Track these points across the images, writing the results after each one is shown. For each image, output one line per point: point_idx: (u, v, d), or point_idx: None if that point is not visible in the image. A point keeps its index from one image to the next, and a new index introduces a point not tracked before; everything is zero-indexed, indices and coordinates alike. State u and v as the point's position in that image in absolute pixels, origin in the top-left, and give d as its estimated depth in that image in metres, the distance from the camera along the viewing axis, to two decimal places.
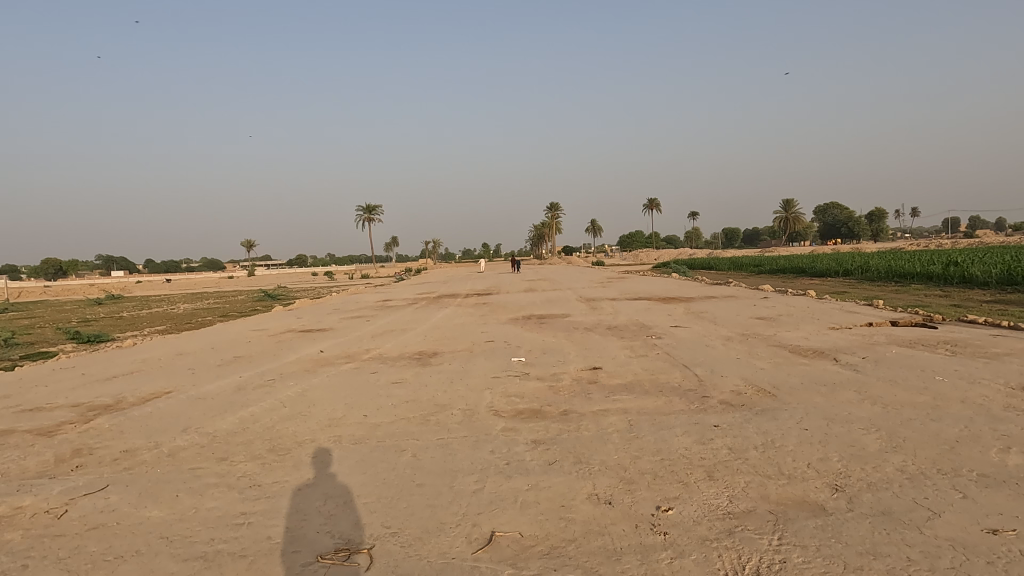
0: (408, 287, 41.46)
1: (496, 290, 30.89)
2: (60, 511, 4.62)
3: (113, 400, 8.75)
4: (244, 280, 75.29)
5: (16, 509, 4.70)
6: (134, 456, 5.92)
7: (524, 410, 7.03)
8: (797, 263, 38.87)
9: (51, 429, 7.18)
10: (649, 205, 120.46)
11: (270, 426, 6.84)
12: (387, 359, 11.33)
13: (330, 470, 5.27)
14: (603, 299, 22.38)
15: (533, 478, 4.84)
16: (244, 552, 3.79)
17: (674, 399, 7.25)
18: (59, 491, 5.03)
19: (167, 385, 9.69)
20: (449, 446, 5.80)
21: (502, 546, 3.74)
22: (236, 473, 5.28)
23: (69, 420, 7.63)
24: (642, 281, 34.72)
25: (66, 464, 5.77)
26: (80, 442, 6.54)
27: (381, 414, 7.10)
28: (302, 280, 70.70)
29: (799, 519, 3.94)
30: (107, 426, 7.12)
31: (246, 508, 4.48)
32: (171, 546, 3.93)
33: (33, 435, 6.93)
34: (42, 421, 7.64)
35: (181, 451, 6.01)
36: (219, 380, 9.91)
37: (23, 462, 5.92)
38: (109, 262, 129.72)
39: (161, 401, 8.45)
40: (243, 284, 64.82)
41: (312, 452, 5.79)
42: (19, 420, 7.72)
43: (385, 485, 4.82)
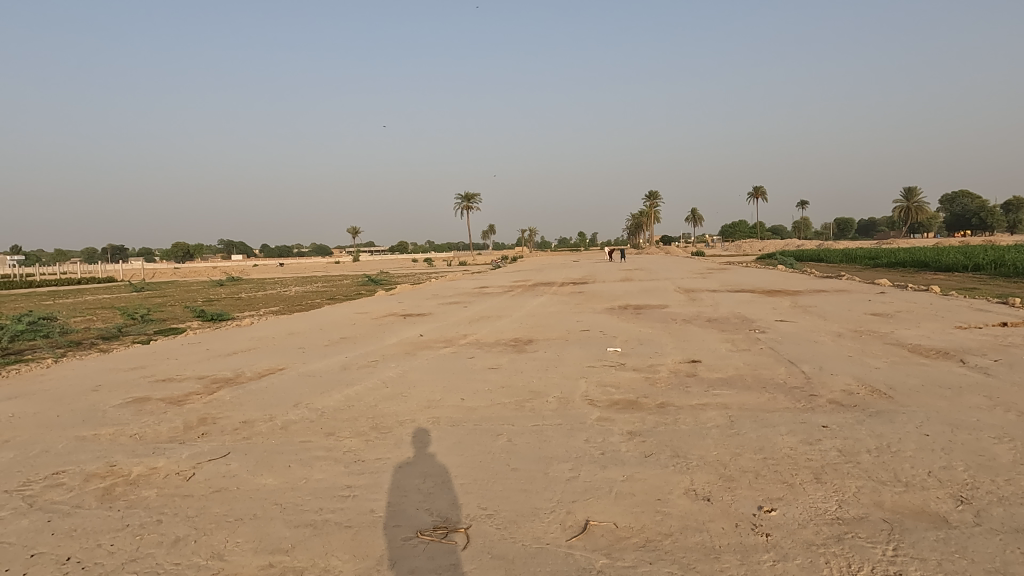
0: (504, 273, 42.06)
1: (590, 279, 30.67)
2: (189, 473, 5.05)
3: (233, 374, 9.45)
4: (348, 265, 78.96)
5: (152, 469, 5.17)
6: (251, 427, 6.36)
7: (619, 400, 6.96)
8: (920, 256, 36.00)
9: (180, 398, 7.86)
10: (754, 193, 114.52)
11: (374, 404, 7.16)
12: (483, 344, 11.55)
13: (429, 450, 5.44)
14: (702, 291, 21.73)
15: (628, 470, 4.78)
16: (349, 523, 3.99)
17: (778, 396, 6.94)
18: (188, 455, 5.48)
19: (280, 362, 10.34)
20: (543, 432, 5.83)
21: (596, 535, 3.73)
22: (342, 448, 5.56)
23: (195, 390, 8.32)
24: (745, 271, 33.31)
25: (193, 431, 6.30)
26: (205, 411, 7.10)
27: (478, 398, 7.25)
28: (405, 266, 73.23)
29: (917, 530, 3.67)
30: (227, 398, 7.70)
31: (351, 482, 4.71)
32: (284, 512, 4.21)
33: (166, 402, 7.62)
34: (173, 390, 8.38)
35: (293, 424, 6.40)
36: (327, 359, 10.47)
37: (157, 427, 6.50)
38: (230, 246, 139.66)
39: (274, 377, 9.04)
40: (350, 270, 68.01)
41: (411, 432, 5.99)
42: (153, 389, 8.51)
43: (480, 467, 4.92)
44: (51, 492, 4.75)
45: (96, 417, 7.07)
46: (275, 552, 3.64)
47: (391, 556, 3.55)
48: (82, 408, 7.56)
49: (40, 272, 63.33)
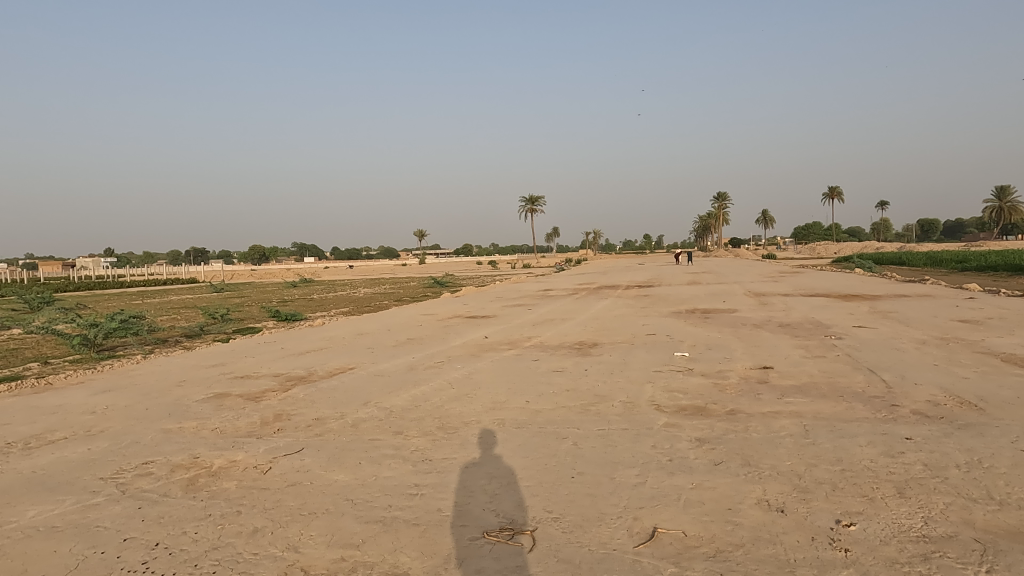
0: (568, 276, 42.01)
1: (656, 282, 30.20)
2: (266, 467, 5.26)
3: (307, 372, 9.79)
4: (415, 268, 80.54)
5: (232, 462, 5.42)
6: (323, 424, 6.57)
7: (687, 406, 6.82)
8: (1015, 259, 33.68)
9: (258, 395, 8.21)
10: (829, 194, 110.06)
11: (440, 404, 7.27)
12: (548, 346, 11.55)
13: (495, 451, 5.48)
14: (774, 295, 21.00)
15: (697, 477, 4.68)
16: (417, 520, 4.07)
17: (856, 405, 6.64)
18: (265, 450, 5.71)
19: (350, 362, 10.65)
20: (609, 437, 5.77)
21: (665, 543, 3.66)
22: (410, 446, 5.67)
23: (271, 387, 8.67)
24: (819, 275, 32.03)
25: (270, 426, 6.56)
26: (280, 408, 7.39)
27: (542, 401, 7.25)
28: (469, 268, 74.10)
29: (1013, 552, 3.44)
30: (301, 396, 7.98)
31: (418, 480, 4.79)
32: (355, 507, 4.32)
33: (245, 398, 7.97)
34: (251, 387, 8.76)
35: (362, 422, 6.58)
36: (394, 359, 10.71)
37: (237, 421, 6.81)
38: (302, 249, 144.94)
39: (345, 376, 9.32)
40: (416, 272, 69.30)
41: (477, 433, 6.05)
42: (233, 385, 8.92)
43: (546, 470, 4.92)
44: (141, 480, 5.05)
45: (180, 410, 7.47)
46: (347, 546, 3.75)
47: (458, 555, 3.59)
48: (168, 402, 8.00)
49: (131, 273, 67.38)
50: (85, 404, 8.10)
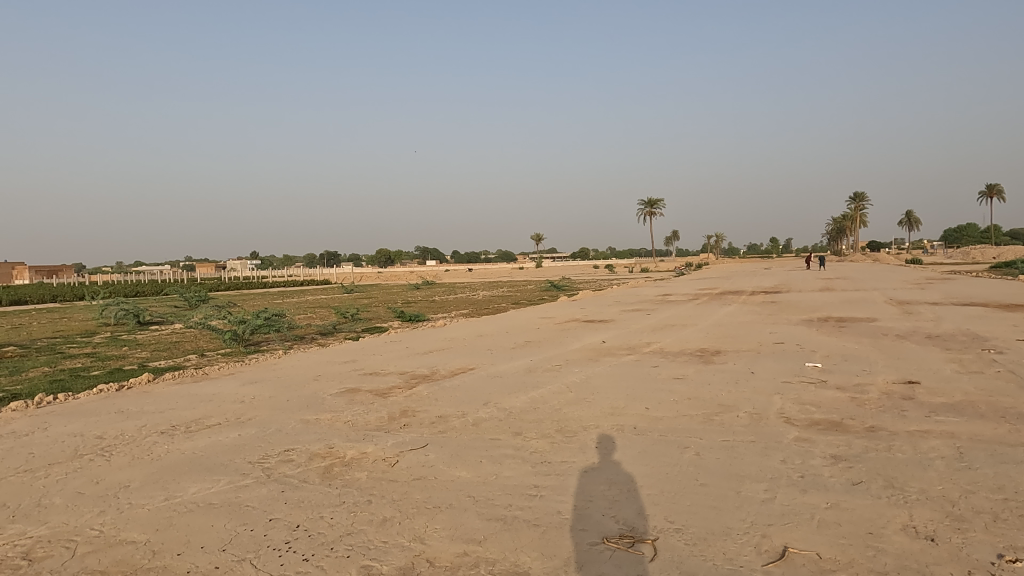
0: (687, 281, 40.77)
1: (785, 288, 28.58)
2: (393, 460, 5.52)
3: (430, 371, 10.18)
4: (532, 271, 81.42)
5: (363, 453, 5.74)
6: (446, 421, 6.80)
7: (820, 420, 6.40)
8: None
9: (386, 391, 8.64)
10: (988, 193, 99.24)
11: (558, 407, 7.30)
12: (668, 353, 11.27)
13: (614, 457, 5.42)
14: (921, 304, 19.22)
15: (833, 497, 4.38)
16: (537, 521, 4.11)
17: (1022, 428, 5.94)
18: (393, 443, 6.01)
19: (470, 362, 10.95)
20: (735, 449, 5.54)
21: (796, 564, 3.46)
22: (529, 448, 5.74)
23: (398, 384, 9.10)
24: (976, 282, 28.90)
25: (397, 421, 6.89)
26: (405, 404, 7.74)
27: (663, 408, 7.09)
28: (586, 273, 73.86)
29: None
30: (425, 393, 8.31)
31: (538, 482, 4.84)
32: (478, 504, 4.43)
33: (374, 394, 8.42)
34: (379, 383, 9.24)
35: (483, 422, 6.75)
36: (513, 361, 10.89)
37: (367, 415, 7.21)
38: (424, 252, 150.90)
39: (466, 376, 9.60)
40: (534, 275, 69.95)
41: (596, 438, 6.01)
42: (364, 381, 9.45)
43: (667, 479, 4.80)
44: (283, 466, 5.48)
45: (317, 403, 8.02)
46: (470, 541, 3.86)
47: (579, 559, 3.59)
48: (307, 394, 8.62)
49: (273, 275, 73.24)
50: (235, 394, 8.90)
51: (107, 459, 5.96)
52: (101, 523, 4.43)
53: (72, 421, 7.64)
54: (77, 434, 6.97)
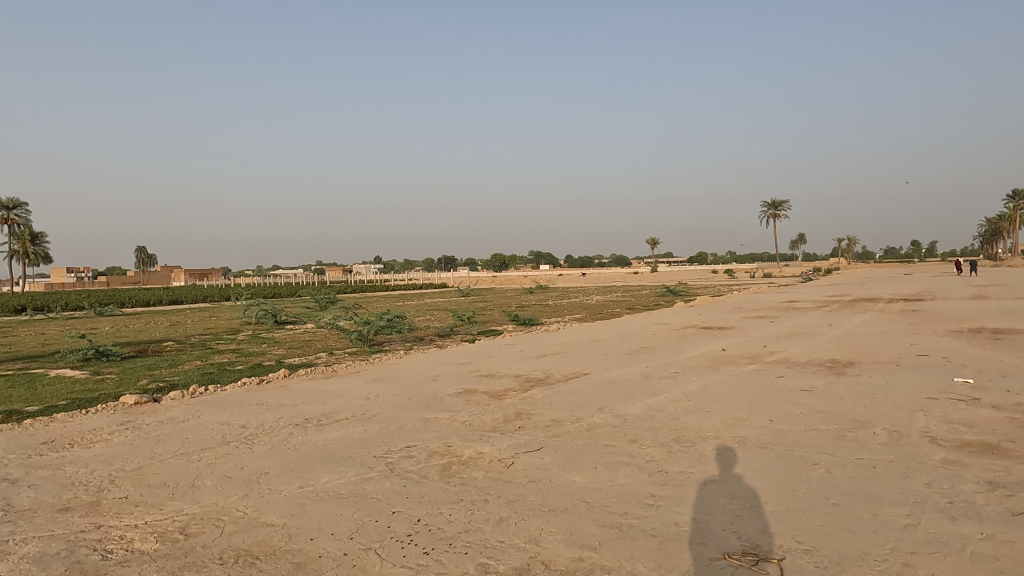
0: (816, 287, 38.35)
1: (930, 296, 26.13)
2: (509, 461, 5.61)
3: (544, 375, 10.24)
4: (647, 276, 79.86)
5: (480, 454, 5.87)
6: (560, 426, 6.81)
7: (973, 442, 5.80)
8: None
9: (501, 393, 8.79)
10: None
11: (676, 416, 7.11)
12: (794, 363, 10.66)
13: (736, 470, 5.20)
14: None
15: (989, 527, 3.96)
16: (655, 532, 4.02)
17: None
18: (509, 445, 6.10)
19: (584, 367, 10.91)
20: (871, 468, 5.14)
21: None
22: (645, 456, 5.63)
23: (513, 387, 9.23)
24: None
25: (512, 423, 6.99)
26: (521, 407, 7.84)
27: (790, 421, 6.70)
28: (704, 278, 71.47)
29: None
30: (540, 397, 8.38)
31: (655, 491, 4.73)
32: (593, 510, 4.41)
33: (490, 396, 8.60)
34: (495, 385, 9.42)
35: (598, 427, 6.70)
36: (628, 367, 10.72)
37: (483, 416, 7.37)
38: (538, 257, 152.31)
39: (580, 381, 9.57)
40: (649, 280, 68.61)
41: (716, 449, 5.79)
42: (480, 382, 9.67)
43: (795, 497, 4.54)
44: (405, 462, 5.72)
45: (436, 402, 8.30)
46: (585, 547, 3.84)
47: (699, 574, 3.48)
48: (427, 394, 8.94)
49: (395, 278, 76.75)
50: (361, 390, 9.40)
51: (250, 446, 6.50)
52: (244, 506, 4.83)
53: (220, 411, 8.39)
54: (224, 423, 7.64)
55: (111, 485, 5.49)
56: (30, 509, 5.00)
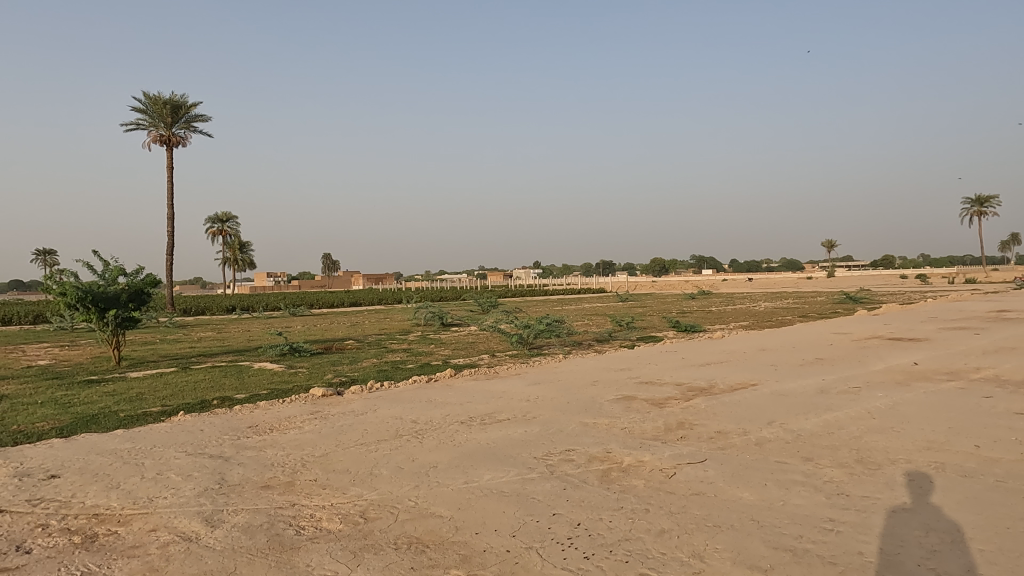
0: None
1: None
2: (671, 472, 5.45)
3: (707, 384, 9.83)
4: (822, 281, 73.91)
5: (640, 462, 5.77)
6: (726, 438, 6.50)
7: None
8: None
9: (662, 401, 8.58)
10: None
11: (858, 435, 6.49)
12: (1006, 381, 9.29)
13: (933, 499, 4.64)
14: None
15: None
16: (834, 560, 3.70)
17: None
18: (670, 455, 5.93)
19: (752, 378, 10.32)
20: None
21: None
22: (823, 476, 5.20)
23: (674, 395, 8.96)
24: None
25: (674, 433, 6.79)
26: (682, 416, 7.59)
27: (1001, 449, 5.85)
28: (891, 283, 64.67)
29: None
30: (703, 407, 8.06)
31: (834, 515, 4.36)
32: (763, 530, 4.15)
33: (650, 403, 8.43)
34: (656, 393, 9.20)
35: (767, 442, 6.31)
36: (801, 379, 9.97)
37: (644, 424, 7.23)
38: (701, 262, 146.75)
39: (747, 392, 9.07)
40: (826, 285, 63.40)
41: (908, 474, 5.21)
42: (640, 389, 9.51)
43: (1008, 536, 3.95)
44: (565, 465, 5.77)
45: (595, 408, 8.29)
46: (754, 568, 3.63)
47: None
48: (585, 398, 8.96)
49: (554, 283, 77.95)
50: (521, 392, 9.63)
51: (420, 440, 6.92)
52: (416, 496, 5.15)
53: (394, 406, 9.02)
54: (398, 417, 8.21)
55: (303, 468, 6.12)
56: (239, 484, 5.72)
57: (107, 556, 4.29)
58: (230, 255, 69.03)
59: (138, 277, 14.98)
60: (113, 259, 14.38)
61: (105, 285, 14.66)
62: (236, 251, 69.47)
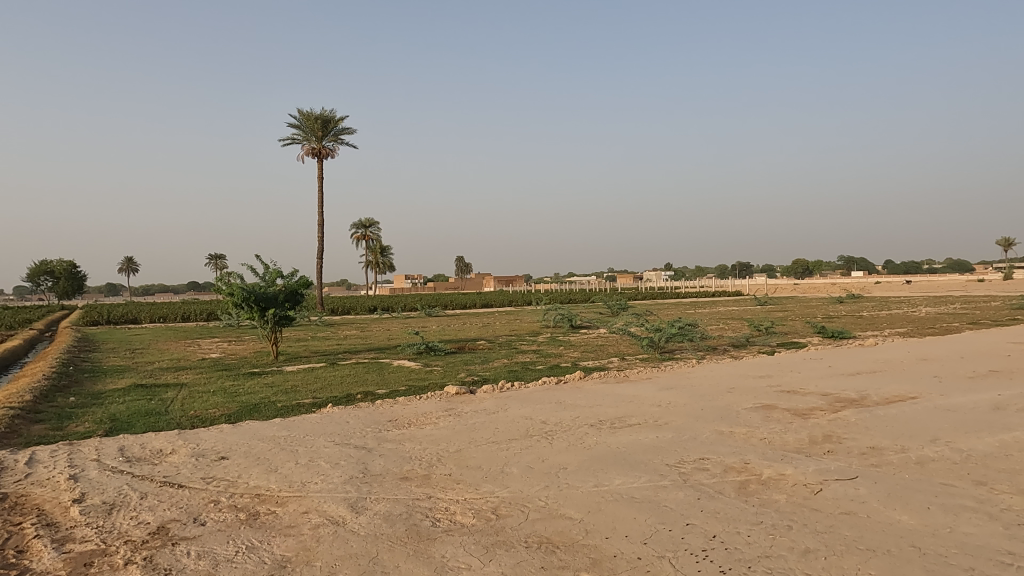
0: None
1: None
2: (817, 488, 5.09)
3: (859, 395, 9.06)
4: (997, 284, 65.89)
5: (782, 475, 5.44)
6: (880, 455, 5.97)
7: None
8: None
9: (806, 411, 8.03)
10: None
11: None
12: None
13: None
14: None
15: None
16: None
17: None
18: (816, 469, 5.54)
19: (911, 390, 9.40)
20: None
21: None
22: (999, 503, 4.63)
23: (820, 406, 8.36)
24: None
25: (820, 446, 6.34)
26: (830, 428, 7.07)
27: None
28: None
29: None
30: (854, 419, 7.45)
31: (1013, 548, 3.86)
32: (926, 558, 3.77)
33: (792, 413, 7.92)
34: (799, 402, 8.64)
35: (930, 462, 5.71)
36: (972, 394, 8.93)
37: (785, 435, 6.81)
38: (851, 262, 135.94)
39: (906, 405, 8.27)
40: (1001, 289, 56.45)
41: None
42: (781, 398, 8.96)
43: None
44: (699, 474, 5.57)
45: (732, 416, 7.92)
46: None
47: None
48: (721, 406, 8.59)
49: (687, 285, 75.50)
50: (653, 397, 9.41)
51: (550, 441, 6.97)
52: (546, 496, 5.19)
53: (524, 406, 9.16)
54: (528, 417, 8.32)
55: (438, 462, 6.37)
56: (380, 474, 6.05)
57: (268, 532, 4.71)
58: (372, 259, 73.21)
59: (294, 278, 16.33)
60: (272, 262, 15.79)
61: (266, 285, 16.12)
62: (378, 254, 73.61)
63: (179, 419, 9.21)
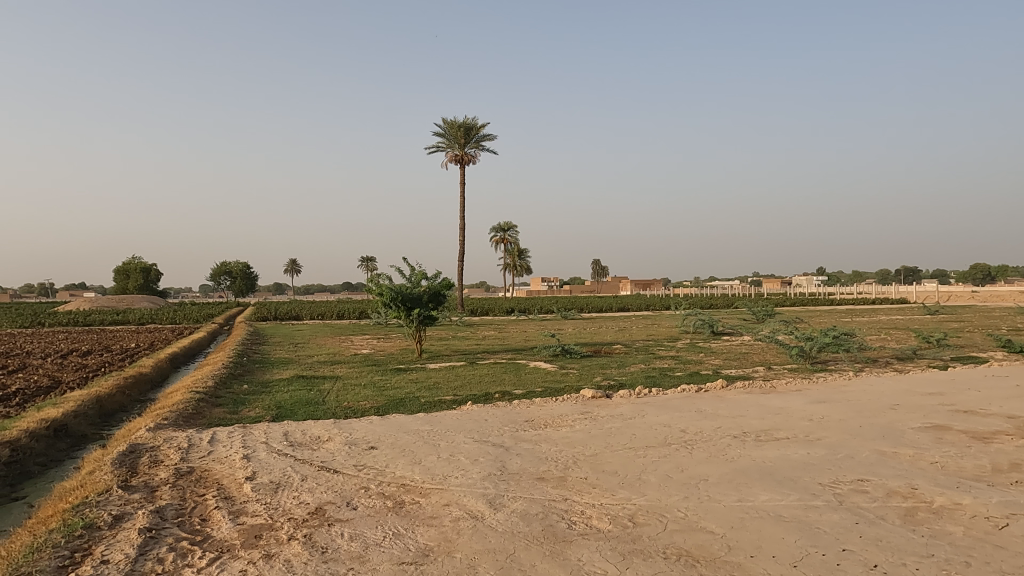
0: None
1: None
2: (1002, 522, 4.50)
3: None
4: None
5: (957, 504, 4.87)
6: None
7: None
8: None
9: (988, 435, 7.12)
10: None
11: None
12: None
13: None
14: None
15: None
16: None
17: None
18: (1000, 501, 4.90)
19: None
20: None
21: None
22: None
23: (1005, 430, 7.38)
24: None
25: (1005, 475, 5.60)
26: (1017, 456, 6.22)
27: None
28: None
29: None
30: None
31: None
32: None
33: (971, 437, 7.06)
34: (978, 424, 7.68)
35: None
36: None
37: (961, 460, 6.09)
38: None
39: None
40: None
41: None
42: (956, 419, 8.02)
43: None
44: (858, 496, 5.12)
45: (896, 435, 7.20)
46: None
47: None
48: (883, 424, 7.85)
49: (842, 291, 70.23)
50: (803, 411, 8.79)
51: (690, 451, 6.73)
52: (686, 507, 5.02)
53: (662, 413, 8.91)
54: (666, 424, 8.10)
55: (574, 465, 6.37)
56: (517, 473, 6.16)
57: (411, 521, 4.97)
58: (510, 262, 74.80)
59: (437, 280, 17.08)
60: (418, 265, 16.62)
61: (411, 287, 16.99)
62: (515, 256, 74.88)
63: (334, 409, 9.95)
